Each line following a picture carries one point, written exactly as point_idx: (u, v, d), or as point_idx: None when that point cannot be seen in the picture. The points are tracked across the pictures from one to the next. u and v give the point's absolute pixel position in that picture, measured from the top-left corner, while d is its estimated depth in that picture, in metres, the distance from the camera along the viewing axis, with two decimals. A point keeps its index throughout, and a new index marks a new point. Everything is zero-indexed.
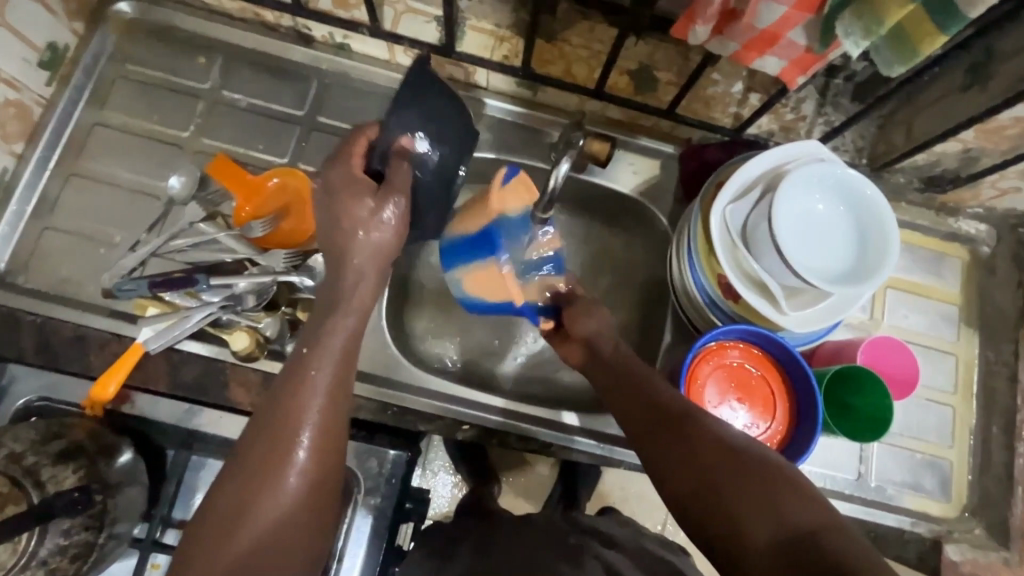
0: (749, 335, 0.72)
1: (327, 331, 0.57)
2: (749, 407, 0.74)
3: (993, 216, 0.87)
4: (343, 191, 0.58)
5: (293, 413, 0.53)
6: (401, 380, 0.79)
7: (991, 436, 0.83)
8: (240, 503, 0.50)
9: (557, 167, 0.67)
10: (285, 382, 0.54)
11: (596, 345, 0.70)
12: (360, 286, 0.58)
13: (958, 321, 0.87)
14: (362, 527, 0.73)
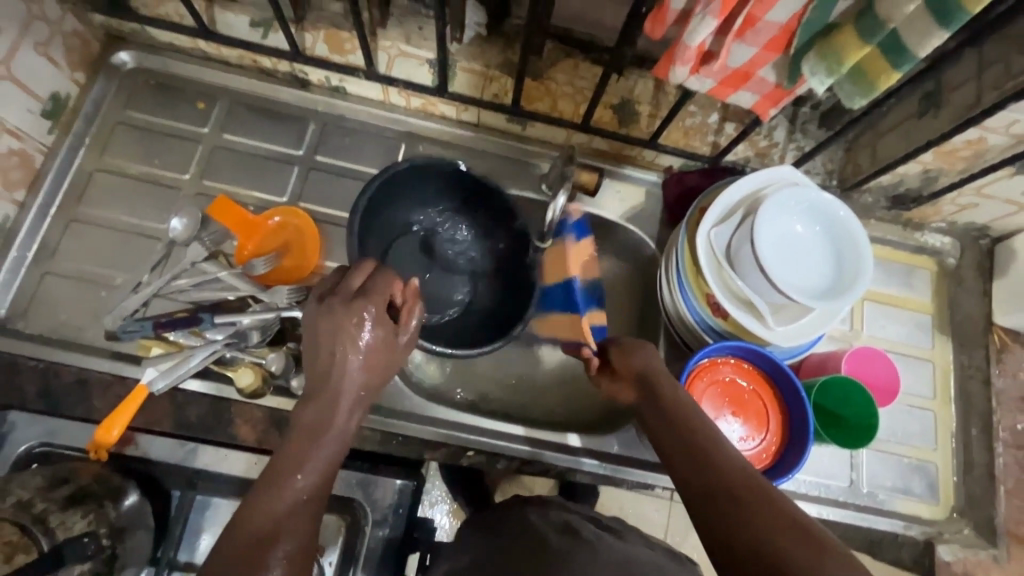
0: (739, 350, 0.76)
1: (314, 445, 0.58)
2: (744, 421, 0.77)
3: (956, 229, 0.94)
4: (346, 334, 0.61)
5: (275, 486, 0.54)
6: (405, 409, 0.80)
7: (972, 438, 0.88)
8: (258, 508, 0.53)
9: (555, 202, 0.77)
10: (272, 469, 0.56)
11: (643, 389, 0.67)
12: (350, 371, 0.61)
13: (932, 329, 0.92)
14: (372, 557, 0.74)
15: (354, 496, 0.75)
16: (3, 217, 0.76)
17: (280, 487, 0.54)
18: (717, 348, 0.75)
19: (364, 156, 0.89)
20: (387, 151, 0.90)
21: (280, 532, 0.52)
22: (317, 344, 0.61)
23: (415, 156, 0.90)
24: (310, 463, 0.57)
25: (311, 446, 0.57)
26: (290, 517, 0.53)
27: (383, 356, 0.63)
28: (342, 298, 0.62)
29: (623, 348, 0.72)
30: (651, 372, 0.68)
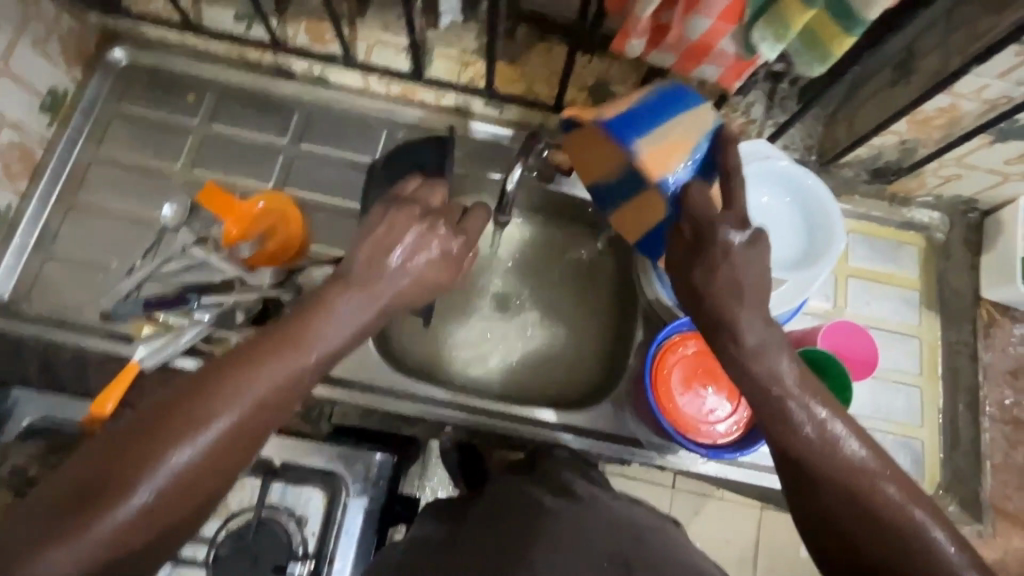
0: None
1: (306, 329, 0.52)
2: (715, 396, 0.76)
3: (943, 204, 0.92)
4: (404, 237, 0.57)
5: (250, 367, 0.49)
6: (385, 386, 0.83)
7: (959, 414, 0.86)
8: (219, 377, 0.49)
9: (511, 174, 0.76)
10: (232, 357, 0.50)
11: (727, 309, 0.55)
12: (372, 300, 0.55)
13: (919, 304, 0.91)
14: (352, 529, 0.76)
15: (336, 466, 0.78)
16: (6, 205, 0.81)
17: (232, 376, 0.49)
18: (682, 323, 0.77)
19: (347, 143, 0.92)
20: (369, 138, 0.93)
21: (219, 411, 0.48)
22: (368, 238, 0.57)
23: (396, 142, 0.93)
24: (290, 361, 0.51)
25: (312, 332, 0.52)
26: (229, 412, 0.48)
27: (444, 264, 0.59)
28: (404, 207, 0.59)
29: (711, 262, 0.56)
30: (731, 287, 0.56)
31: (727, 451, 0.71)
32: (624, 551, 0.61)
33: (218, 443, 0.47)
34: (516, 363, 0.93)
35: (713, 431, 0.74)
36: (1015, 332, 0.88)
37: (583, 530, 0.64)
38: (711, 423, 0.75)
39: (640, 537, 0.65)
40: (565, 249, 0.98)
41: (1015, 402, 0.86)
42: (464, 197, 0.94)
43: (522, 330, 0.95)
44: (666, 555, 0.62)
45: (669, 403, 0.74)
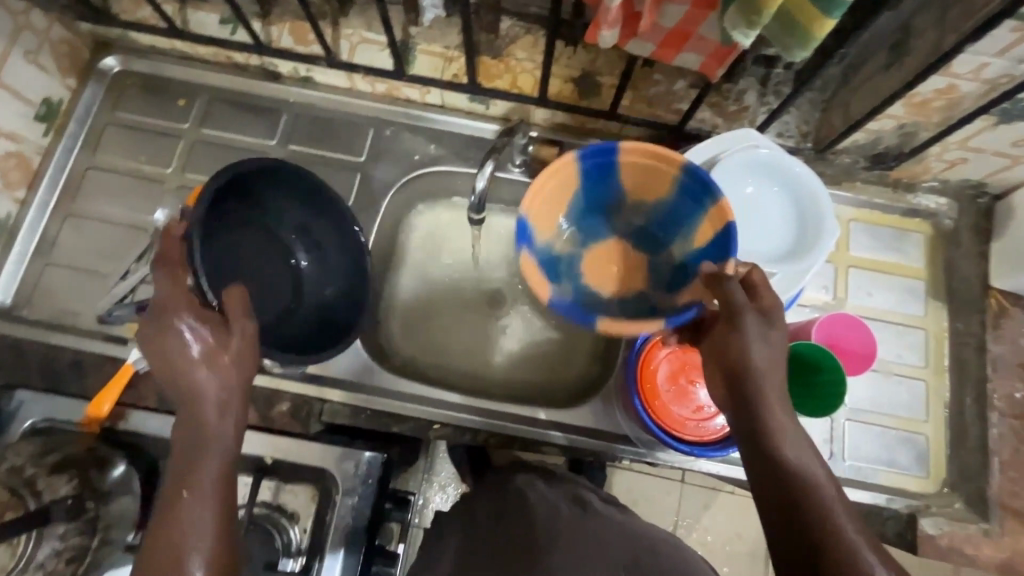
0: None
1: (191, 442, 0.55)
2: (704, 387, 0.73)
3: (950, 189, 0.88)
4: (167, 336, 0.56)
5: (175, 513, 0.52)
6: (375, 384, 0.83)
7: (965, 408, 0.83)
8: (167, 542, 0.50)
9: (484, 168, 0.75)
10: (173, 484, 0.53)
11: (763, 392, 0.56)
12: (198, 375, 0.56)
13: (924, 295, 0.88)
14: (343, 524, 0.76)
15: (326, 464, 0.78)
16: (5, 214, 0.84)
17: (172, 519, 0.51)
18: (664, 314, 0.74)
19: (335, 143, 0.92)
20: (356, 137, 0.93)
21: (190, 543, 0.50)
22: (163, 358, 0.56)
23: (383, 141, 0.93)
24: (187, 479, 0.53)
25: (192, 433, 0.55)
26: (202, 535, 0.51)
27: (241, 348, 0.58)
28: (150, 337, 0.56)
29: (747, 334, 0.58)
30: (751, 374, 0.57)
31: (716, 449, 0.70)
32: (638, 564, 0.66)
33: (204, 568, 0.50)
34: (508, 360, 0.93)
35: (704, 427, 0.72)
36: None
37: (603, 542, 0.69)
38: (702, 417, 0.72)
39: (656, 550, 0.69)
40: None
41: None
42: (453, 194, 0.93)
43: (514, 327, 0.95)
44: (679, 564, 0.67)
45: (655, 400, 0.72)
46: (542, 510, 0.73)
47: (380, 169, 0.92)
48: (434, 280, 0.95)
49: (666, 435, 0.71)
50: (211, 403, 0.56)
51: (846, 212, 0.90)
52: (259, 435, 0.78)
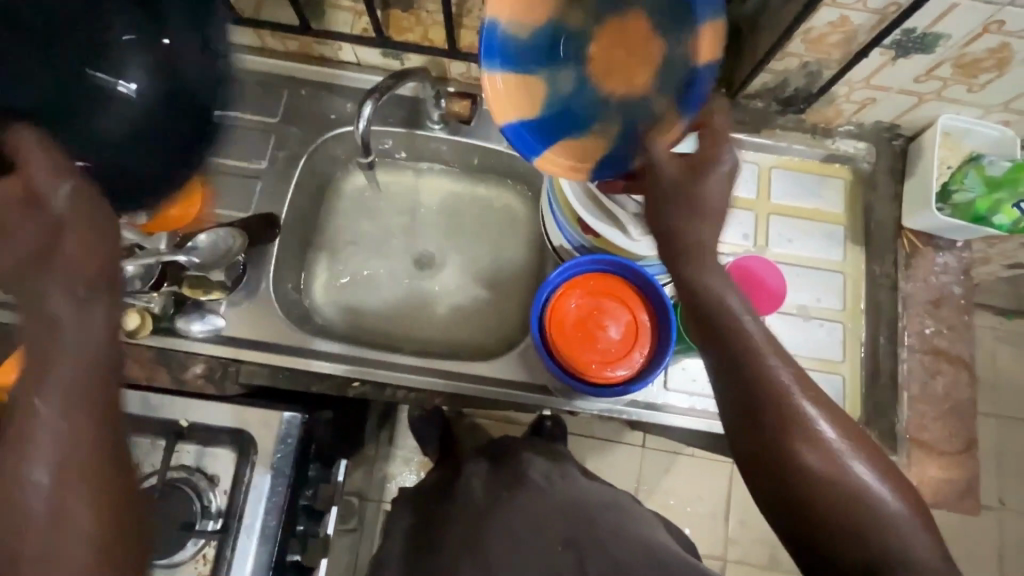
0: (606, 265, 0.75)
1: (39, 304, 0.47)
2: (614, 333, 0.74)
3: (867, 133, 0.89)
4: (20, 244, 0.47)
5: (38, 384, 0.45)
6: (293, 344, 0.83)
7: (879, 347, 0.84)
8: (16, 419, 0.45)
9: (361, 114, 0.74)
10: (36, 352, 0.46)
11: (697, 272, 0.54)
12: (30, 235, 0.47)
13: (844, 239, 0.88)
14: (262, 483, 0.77)
15: (246, 428, 0.78)
16: None
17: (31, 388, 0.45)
18: (576, 263, 0.75)
19: (250, 104, 0.91)
20: (271, 97, 0.91)
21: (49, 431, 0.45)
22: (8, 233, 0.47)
23: (299, 101, 0.91)
24: (52, 358, 0.46)
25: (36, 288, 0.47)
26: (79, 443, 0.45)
27: (81, 235, 0.48)
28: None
29: (670, 197, 0.55)
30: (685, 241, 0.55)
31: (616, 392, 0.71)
32: (571, 534, 0.68)
33: (64, 469, 0.44)
34: (438, 320, 0.93)
35: (609, 372, 0.73)
36: (938, 261, 0.85)
37: (539, 516, 0.70)
38: (609, 362, 0.73)
39: (590, 518, 0.70)
40: (485, 206, 0.98)
41: (936, 331, 0.83)
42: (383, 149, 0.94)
43: (445, 288, 0.96)
44: (613, 530, 0.68)
45: (561, 347, 0.73)
46: (483, 494, 0.76)
47: (297, 130, 0.90)
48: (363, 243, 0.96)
49: (569, 379, 0.72)
50: (53, 286, 0.47)
51: (767, 160, 0.90)
52: (177, 399, 0.78)
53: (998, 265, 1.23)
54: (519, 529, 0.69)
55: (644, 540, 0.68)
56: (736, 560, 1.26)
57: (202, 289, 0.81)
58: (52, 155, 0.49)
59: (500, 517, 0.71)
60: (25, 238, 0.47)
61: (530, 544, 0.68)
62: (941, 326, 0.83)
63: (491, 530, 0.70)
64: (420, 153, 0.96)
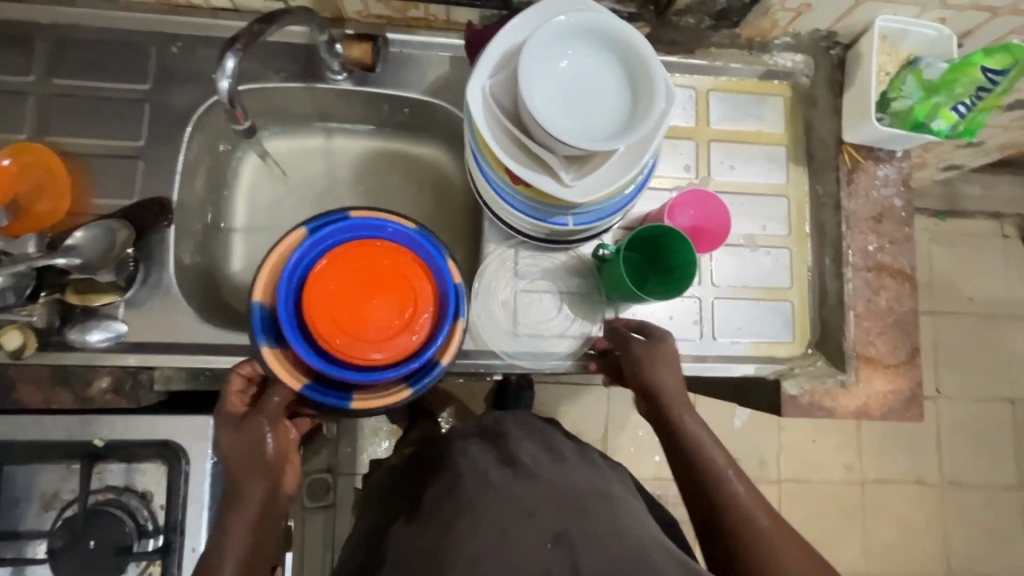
0: (345, 234, 0.64)
1: (239, 467, 0.63)
2: (327, 324, 0.60)
3: (803, 43, 0.84)
4: (248, 428, 0.63)
5: (236, 511, 0.61)
6: (209, 342, 0.75)
7: (825, 269, 0.83)
8: (217, 533, 0.61)
9: (223, 66, 0.63)
10: (234, 484, 0.63)
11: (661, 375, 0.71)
12: (250, 435, 0.63)
13: (787, 160, 0.85)
14: (202, 497, 0.70)
15: (169, 437, 0.70)
16: None
17: (230, 513, 0.62)
18: (292, 275, 0.62)
19: (117, 72, 0.78)
20: (140, 60, 0.78)
21: (225, 546, 0.60)
22: (236, 424, 0.64)
23: (172, 60, 0.78)
24: (246, 498, 0.62)
25: (243, 451, 0.63)
26: (239, 545, 0.60)
27: (262, 456, 0.63)
28: (226, 424, 0.65)
29: (653, 348, 0.72)
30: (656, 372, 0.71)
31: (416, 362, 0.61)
32: (565, 528, 0.53)
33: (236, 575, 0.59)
34: None
35: (390, 347, 0.60)
36: (879, 174, 0.83)
37: (525, 504, 0.55)
38: (421, 323, 0.62)
39: (585, 510, 0.55)
40: (409, 163, 0.90)
41: (879, 247, 0.82)
42: (312, 122, 0.87)
43: None
44: (612, 520, 0.54)
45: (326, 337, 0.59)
46: (470, 480, 0.60)
47: (173, 95, 0.78)
48: (279, 220, 0.87)
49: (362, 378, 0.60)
50: (248, 463, 0.62)
51: (705, 83, 0.85)
52: (89, 417, 0.70)
53: (933, 168, 1.24)
54: (503, 523, 0.54)
55: (646, 541, 0.53)
56: None
57: (89, 296, 0.72)
58: (272, 418, 0.64)
59: (479, 509, 0.56)
60: (247, 426, 0.63)
61: (515, 541, 0.52)
62: (883, 242, 0.82)
63: (470, 522, 0.55)
64: (329, 111, 0.86)
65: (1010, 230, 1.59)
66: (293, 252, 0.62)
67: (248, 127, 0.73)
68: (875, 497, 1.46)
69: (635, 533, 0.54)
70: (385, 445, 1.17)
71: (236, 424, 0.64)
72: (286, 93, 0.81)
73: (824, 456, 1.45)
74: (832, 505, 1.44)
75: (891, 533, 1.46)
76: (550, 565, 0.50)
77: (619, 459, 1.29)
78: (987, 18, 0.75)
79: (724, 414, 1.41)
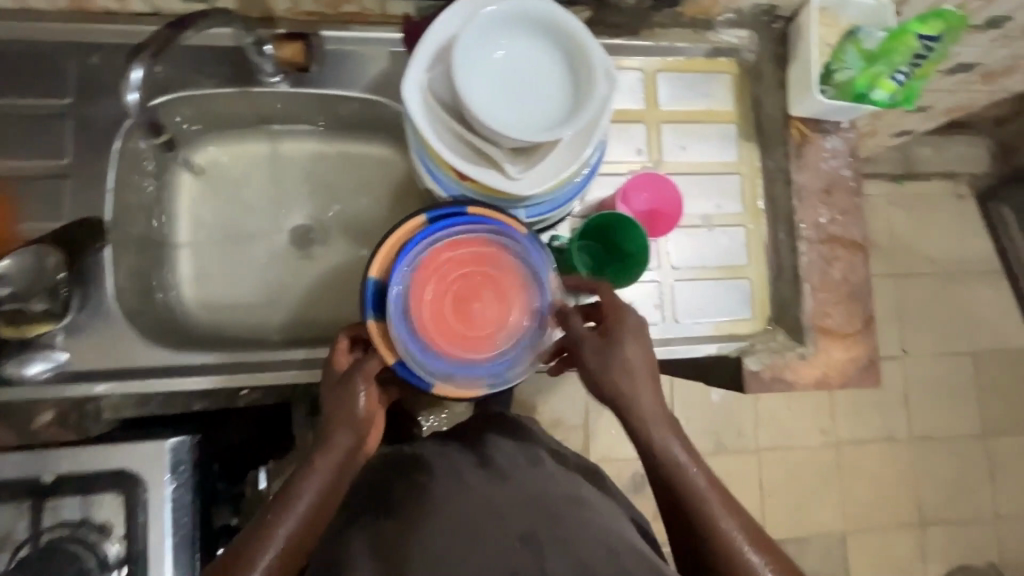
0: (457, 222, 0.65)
1: (331, 426, 0.61)
2: (448, 315, 0.63)
3: (746, 19, 0.83)
4: (355, 383, 0.62)
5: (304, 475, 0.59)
6: (159, 365, 0.72)
7: (780, 244, 0.84)
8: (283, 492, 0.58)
9: (132, 77, 0.61)
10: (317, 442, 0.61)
11: (616, 379, 0.60)
12: (341, 395, 0.61)
13: (737, 137, 0.85)
14: (164, 524, 0.68)
15: (123, 466, 0.68)
16: None
17: (300, 474, 0.59)
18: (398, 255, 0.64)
19: (33, 88, 0.73)
20: (57, 73, 0.74)
21: (291, 506, 0.57)
22: (348, 376, 0.62)
23: (92, 72, 0.74)
24: (316, 463, 0.59)
25: (336, 410, 0.61)
26: (302, 508, 0.57)
27: (353, 420, 0.61)
28: (331, 377, 0.63)
29: (610, 339, 0.62)
30: (613, 376, 0.60)
31: (493, 366, 0.64)
32: (534, 528, 0.52)
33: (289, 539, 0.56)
34: (321, 301, 0.84)
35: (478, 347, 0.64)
36: (827, 146, 0.84)
37: (497, 508, 0.54)
38: (506, 328, 0.64)
39: (557, 511, 0.55)
40: (357, 163, 0.87)
41: (830, 219, 0.82)
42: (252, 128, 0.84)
43: (332, 266, 0.86)
44: (582, 519, 0.54)
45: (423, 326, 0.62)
46: (435, 484, 0.59)
47: (97, 108, 0.74)
48: (226, 231, 0.84)
49: (445, 371, 0.63)
50: (343, 423, 0.60)
51: (652, 64, 0.84)
52: (35, 452, 0.68)
53: (885, 134, 1.25)
54: (473, 526, 0.53)
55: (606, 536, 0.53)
56: None
57: (20, 329, 0.68)
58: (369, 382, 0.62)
59: (449, 510, 0.55)
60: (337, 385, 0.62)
61: (484, 544, 0.51)
62: (834, 213, 0.83)
63: (436, 525, 0.53)
64: (269, 115, 0.82)
65: (964, 190, 1.63)
66: (422, 231, 0.64)
67: (165, 139, 0.75)
68: (849, 458, 1.50)
69: (600, 531, 0.54)
70: None
71: (338, 379, 0.63)
72: (219, 99, 0.77)
73: (798, 423, 1.48)
74: (807, 469, 1.48)
75: (865, 491, 1.51)
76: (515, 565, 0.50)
77: (598, 443, 1.30)
78: None
79: (699, 391, 1.42)
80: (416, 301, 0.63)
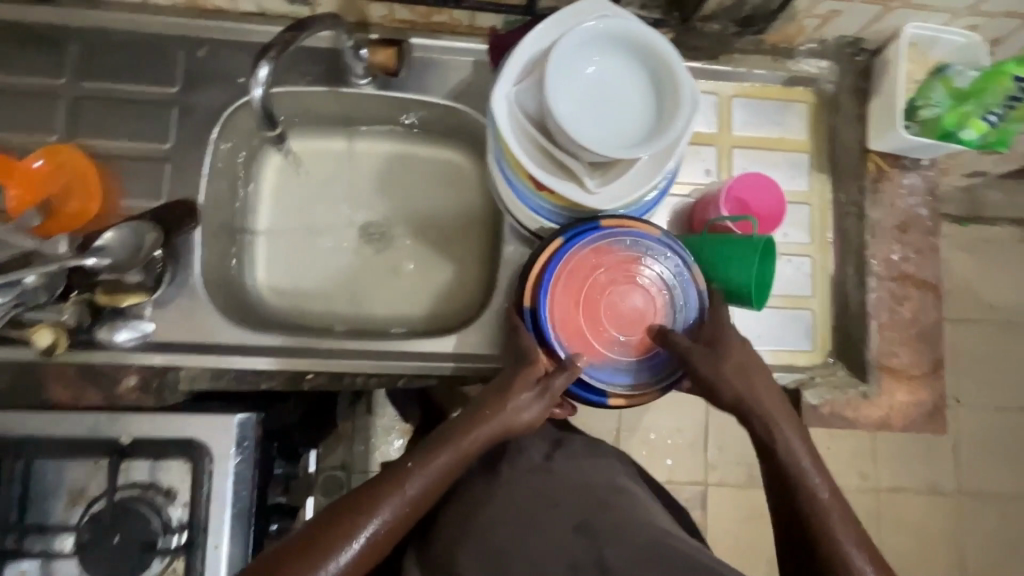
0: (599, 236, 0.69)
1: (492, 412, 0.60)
2: (596, 330, 0.69)
3: (830, 49, 0.83)
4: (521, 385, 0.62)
5: (441, 447, 0.58)
6: (234, 342, 0.77)
7: (847, 277, 0.83)
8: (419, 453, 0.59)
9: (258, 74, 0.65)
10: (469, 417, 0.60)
11: (744, 376, 0.63)
12: (516, 392, 0.61)
13: (809, 167, 0.84)
14: (224, 490, 0.71)
15: (194, 435, 0.71)
16: None
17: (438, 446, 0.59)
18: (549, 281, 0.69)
19: (145, 75, 0.79)
20: (167, 63, 0.79)
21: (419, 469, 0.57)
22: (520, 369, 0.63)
23: (199, 63, 0.79)
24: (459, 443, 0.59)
25: (500, 404, 0.61)
26: (427, 480, 0.57)
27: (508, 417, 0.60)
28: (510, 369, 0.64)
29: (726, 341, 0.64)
30: (737, 371, 0.63)
31: (658, 363, 0.69)
32: (585, 518, 0.53)
33: (399, 499, 0.55)
34: (385, 295, 0.87)
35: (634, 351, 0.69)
36: (905, 183, 0.82)
37: (551, 498, 0.56)
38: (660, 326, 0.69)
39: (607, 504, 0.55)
40: (429, 166, 0.90)
41: (903, 257, 0.81)
42: (334, 125, 0.88)
43: (398, 263, 0.89)
44: (634, 516, 0.54)
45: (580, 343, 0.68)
46: (487, 480, 0.60)
47: (201, 97, 0.79)
48: (302, 220, 0.88)
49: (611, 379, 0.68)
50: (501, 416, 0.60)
51: (728, 88, 0.84)
52: (118, 414, 0.72)
53: (957, 175, 1.22)
54: (529, 518, 0.54)
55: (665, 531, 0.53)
56: (719, 482, 1.30)
57: (118, 297, 0.73)
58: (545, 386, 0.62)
59: (505, 504, 0.56)
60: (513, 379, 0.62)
61: (539, 531, 0.52)
62: (908, 252, 0.81)
63: (493, 515, 0.55)
64: (353, 114, 0.86)
65: None
66: (553, 260, 0.68)
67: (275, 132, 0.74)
68: (891, 505, 1.45)
69: (651, 525, 0.53)
70: (398, 444, 1.10)
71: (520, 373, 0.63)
72: (309, 97, 0.82)
73: (840, 463, 1.43)
74: None
75: (907, 542, 1.44)
76: (572, 552, 0.49)
77: None
78: (1018, 27, 0.74)
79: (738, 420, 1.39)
80: (564, 322, 0.68)
